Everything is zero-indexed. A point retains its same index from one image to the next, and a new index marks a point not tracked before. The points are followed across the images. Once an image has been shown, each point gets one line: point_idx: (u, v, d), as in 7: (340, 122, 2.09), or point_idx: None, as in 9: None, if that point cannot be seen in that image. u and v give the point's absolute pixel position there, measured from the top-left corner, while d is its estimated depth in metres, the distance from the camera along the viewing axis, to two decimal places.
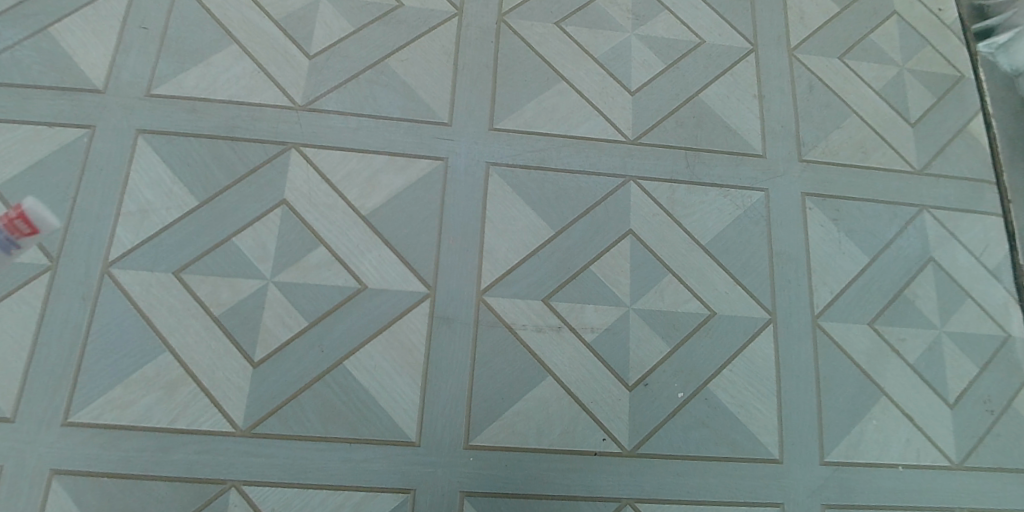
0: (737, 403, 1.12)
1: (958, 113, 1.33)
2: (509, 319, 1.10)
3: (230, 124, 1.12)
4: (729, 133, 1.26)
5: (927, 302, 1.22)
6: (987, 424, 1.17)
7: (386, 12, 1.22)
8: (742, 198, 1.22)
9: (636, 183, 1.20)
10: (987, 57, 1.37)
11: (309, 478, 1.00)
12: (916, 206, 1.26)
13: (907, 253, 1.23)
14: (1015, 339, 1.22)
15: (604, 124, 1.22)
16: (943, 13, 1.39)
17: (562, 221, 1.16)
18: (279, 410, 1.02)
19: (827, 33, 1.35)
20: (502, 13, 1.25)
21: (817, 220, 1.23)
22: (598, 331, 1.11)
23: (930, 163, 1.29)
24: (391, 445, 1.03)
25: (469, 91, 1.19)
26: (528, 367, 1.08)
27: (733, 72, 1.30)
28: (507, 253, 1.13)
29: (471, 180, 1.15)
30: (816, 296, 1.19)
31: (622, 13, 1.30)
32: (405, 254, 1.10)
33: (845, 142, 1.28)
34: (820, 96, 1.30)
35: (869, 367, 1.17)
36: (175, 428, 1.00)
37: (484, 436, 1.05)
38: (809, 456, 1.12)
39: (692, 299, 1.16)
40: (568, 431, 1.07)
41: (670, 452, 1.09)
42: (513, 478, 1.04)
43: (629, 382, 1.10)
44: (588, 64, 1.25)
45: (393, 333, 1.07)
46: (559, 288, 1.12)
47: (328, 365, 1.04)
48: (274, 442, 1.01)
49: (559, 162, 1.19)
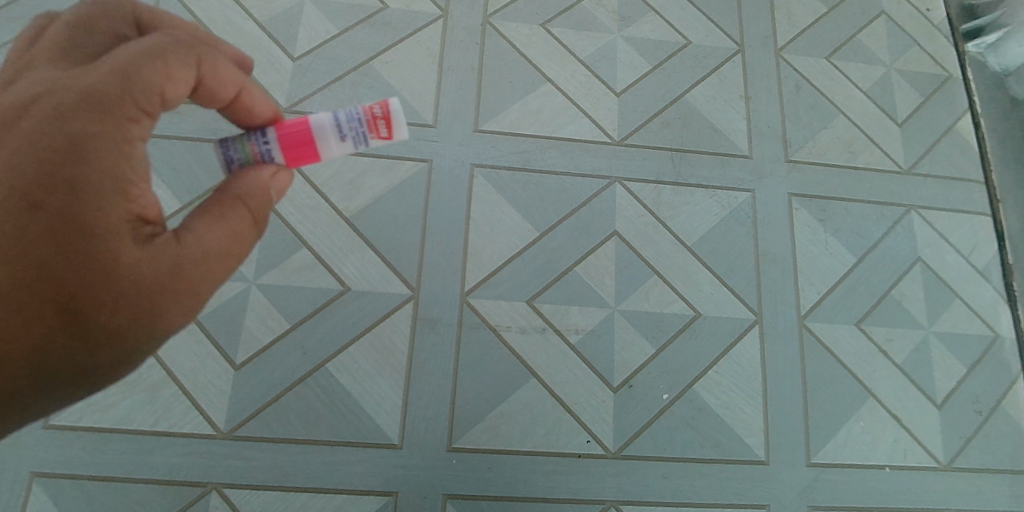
0: (722, 404, 1.12)
1: (946, 112, 1.33)
2: (493, 321, 1.09)
3: (213, 127, 1.12)
4: (715, 133, 1.25)
5: (915, 303, 1.21)
6: (977, 424, 1.17)
7: (371, 14, 1.22)
8: (728, 199, 1.22)
9: (621, 185, 1.19)
10: (976, 57, 1.37)
11: (291, 481, 1.00)
12: (903, 206, 1.26)
13: (895, 253, 1.23)
14: (1004, 339, 1.21)
15: (589, 125, 1.22)
16: (930, 13, 1.39)
17: (546, 222, 1.15)
18: (261, 413, 1.02)
19: (814, 33, 1.35)
20: (487, 14, 1.25)
21: (803, 221, 1.22)
22: (583, 333, 1.11)
23: (917, 163, 1.29)
24: (374, 448, 1.03)
25: (453, 93, 1.19)
26: (511, 369, 1.08)
27: (719, 72, 1.29)
28: (491, 254, 1.12)
29: (455, 182, 1.15)
30: (803, 296, 1.19)
31: (607, 14, 1.30)
32: (388, 256, 1.10)
33: (832, 143, 1.28)
34: (808, 96, 1.30)
35: (856, 367, 1.17)
36: (157, 430, 1.00)
37: (467, 438, 1.05)
38: (794, 457, 1.12)
39: (677, 300, 1.15)
40: (553, 433, 1.07)
41: (655, 454, 1.08)
42: (497, 480, 1.04)
43: (614, 384, 1.10)
44: (574, 65, 1.25)
45: (376, 335, 1.07)
46: (544, 290, 1.12)
47: (311, 368, 1.04)
48: (256, 445, 1.01)
49: (544, 163, 1.18)
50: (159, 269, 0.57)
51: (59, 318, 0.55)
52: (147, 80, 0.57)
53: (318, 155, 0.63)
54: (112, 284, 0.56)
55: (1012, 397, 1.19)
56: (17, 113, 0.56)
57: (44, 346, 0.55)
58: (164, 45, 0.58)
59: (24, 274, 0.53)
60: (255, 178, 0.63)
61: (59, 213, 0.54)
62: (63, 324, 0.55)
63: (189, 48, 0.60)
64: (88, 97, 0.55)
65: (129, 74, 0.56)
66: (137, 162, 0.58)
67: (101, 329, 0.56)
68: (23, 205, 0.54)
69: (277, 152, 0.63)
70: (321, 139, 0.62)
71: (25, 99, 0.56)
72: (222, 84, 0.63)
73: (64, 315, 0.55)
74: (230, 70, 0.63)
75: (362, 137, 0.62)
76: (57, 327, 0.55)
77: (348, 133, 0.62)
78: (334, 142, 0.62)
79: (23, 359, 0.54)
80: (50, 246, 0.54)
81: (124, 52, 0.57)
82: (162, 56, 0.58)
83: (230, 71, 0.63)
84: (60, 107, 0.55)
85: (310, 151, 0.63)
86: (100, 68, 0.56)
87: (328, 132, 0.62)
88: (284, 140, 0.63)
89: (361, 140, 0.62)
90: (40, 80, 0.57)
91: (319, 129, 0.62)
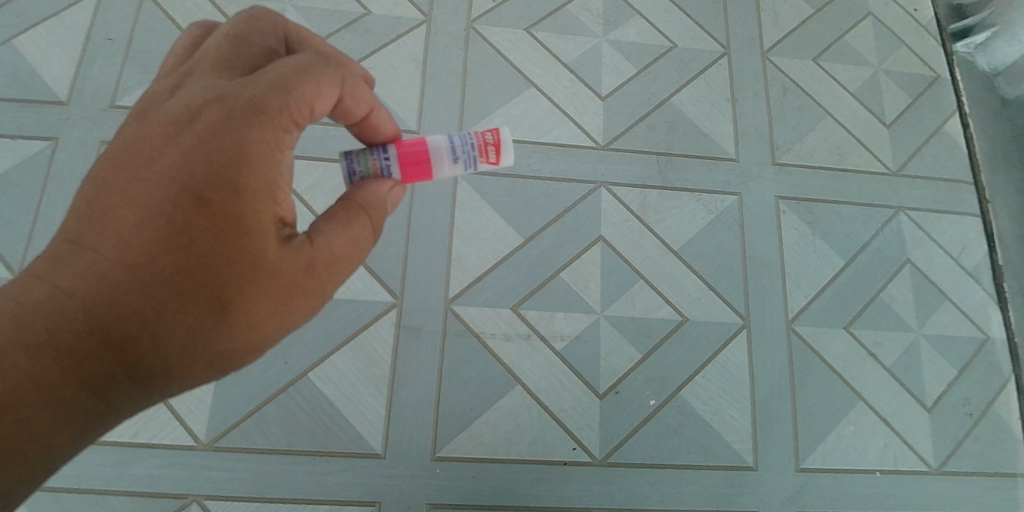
0: (710, 410, 1.11)
1: (934, 113, 1.32)
2: (477, 328, 1.09)
3: None
4: (701, 136, 1.25)
5: (905, 305, 1.20)
6: (968, 427, 1.16)
7: (354, 20, 1.22)
8: (714, 203, 1.21)
9: (607, 189, 1.19)
10: (964, 57, 1.36)
11: (273, 492, 0.99)
12: (892, 208, 1.25)
13: (883, 255, 1.22)
14: (994, 341, 1.21)
15: (574, 129, 1.21)
16: (918, 13, 1.39)
17: (531, 228, 1.15)
18: (242, 423, 1.01)
19: (801, 35, 1.34)
20: (471, 19, 1.25)
21: (790, 223, 1.22)
22: (568, 339, 1.10)
23: (905, 165, 1.28)
24: (357, 458, 1.02)
25: (437, 98, 1.19)
26: (496, 376, 1.07)
27: (705, 75, 1.29)
28: (476, 261, 1.12)
29: (439, 188, 1.14)
30: (790, 300, 1.18)
31: (592, 18, 1.29)
32: (372, 264, 1.10)
33: (820, 145, 1.27)
34: (794, 99, 1.30)
35: (845, 371, 1.16)
36: (137, 442, 0.99)
37: (451, 447, 1.04)
38: (783, 463, 1.11)
39: (664, 305, 1.15)
40: (539, 441, 1.06)
41: (641, 461, 1.07)
42: (482, 488, 1.03)
43: (600, 390, 1.09)
44: (559, 69, 1.24)
45: (359, 344, 1.06)
46: (529, 296, 1.11)
47: (293, 377, 1.03)
48: (237, 456, 1.00)
49: (528, 169, 1.18)
50: (295, 269, 0.59)
51: (208, 306, 0.56)
52: (301, 95, 0.60)
53: (431, 175, 0.67)
54: (257, 279, 0.57)
55: (1003, 399, 1.18)
56: (187, 113, 0.58)
57: (190, 332, 0.56)
58: (318, 62, 0.61)
59: (188, 264, 0.56)
60: (376, 190, 0.64)
61: (221, 209, 0.56)
62: (209, 315, 0.56)
63: (336, 69, 0.62)
64: (251, 102, 0.58)
65: (289, 86, 0.59)
66: (286, 169, 0.60)
67: (241, 320, 0.57)
68: (190, 198, 0.56)
69: (395, 168, 0.66)
70: (437, 160, 0.66)
71: (194, 100, 0.59)
72: (356, 103, 0.65)
73: (213, 303, 0.56)
74: (366, 90, 0.66)
75: (473, 160, 0.67)
76: (203, 314, 0.56)
77: (460, 156, 0.66)
78: (448, 164, 0.66)
79: (172, 341, 0.55)
80: (209, 239, 0.56)
81: (288, 65, 0.60)
82: (318, 72, 0.60)
83: (365, 91, 0.66)
84: (229, 112, 0.58)
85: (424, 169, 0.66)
86: (264, 78, 0.59)
87: (444, 154, 0.66)
88: (403, 158, 0.66)
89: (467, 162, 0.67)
90: (206, 85, 0.60)
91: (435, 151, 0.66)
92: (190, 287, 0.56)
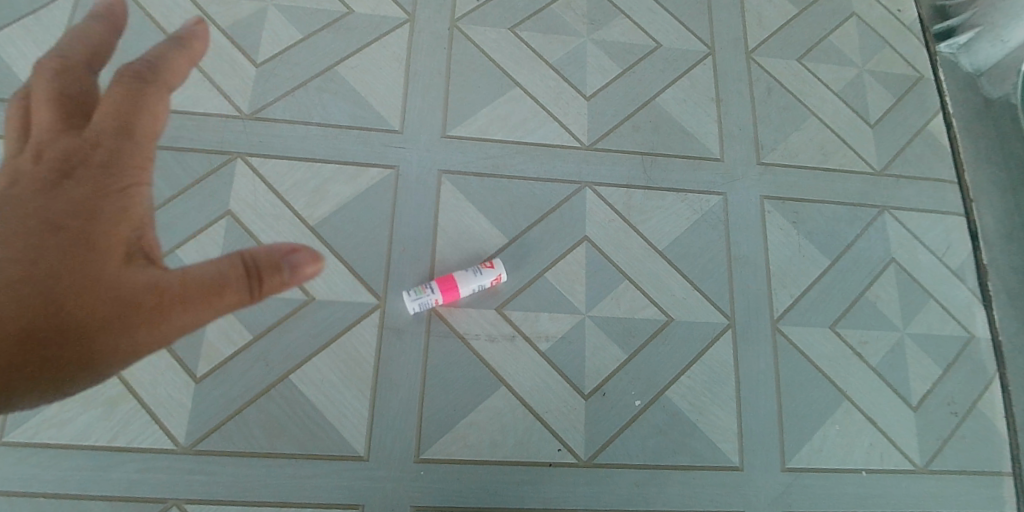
0: (695, 410, 1.11)
1: (917, 114, 1.32)
2: (461, 329, 1.08)
3: (173, 134, 1.11)
4: (685, 136, 1.25)
5: (890, 304, 1.20)
6: (953, 426, 1.16)
7: (336, 20, 1.21)
8: (699, 202, 1.21)
9: (591, 189, 1.18)
10: (948, 57, 1.37)
11: (254, 495, 0.98)
12: (876, 207, 1.25)
13: (868, 254, 1.22)
14: (979, 340, 1.21)
15: (559, 129, 1.21)
16: (901, 14, 1.40)
17: (516, 228, 1.14)
18: (222, 427, 1.00)
19: (785, 35, 1.35)
20: (454, 19, 1.25)
21: (775, 223, 1.22)
22: (553, 339, 1.10)
23: (889, 164, 1.28)
24: (339, 460, 1.01)
25: (420, 99, 1.19)
26: (479, 378, 1.06)
27: (689, 75, 1.29)
28: (459, 261, 1.11)
29: (422, 188, 1.14)
30: (775, 299, 1.18)
31: (576, 18, 1.29)
32: (354, 264, 1.09)
33: (804, 145, 1.27)
34: (779, 98, 1.30)
35: (830, 370, 1.16)
36: (115, 446, 0.98)
37: (435, 449, 1.03)
38: (769, 463, 1.10)
39: (649, 306, 1.14)
40: (523, 442, 1.05)
41: (627, 462, 1.07)
42: (466, 491, 1.03)
43: (584, 391, 1.08)
44: (543, 69, 1.24)
45: (341, 346, 1.05)
46: (513, 296, 1.11)
47: (274, 379, 1.02)
48: (218, 459, 0.99)
49: (513, 169, 1.17)
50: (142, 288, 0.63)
51: (48, 309, 0.61)
52: (144, 135, 0.68)
53: (459, 290, 1.06)
54: (103, 296, 0.62)
55: (988, 398, 1.18)
56: (42, 156, 0.65)
57: (33, 348, 0.59)
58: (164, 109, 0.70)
59: (37, 284, 0.61)
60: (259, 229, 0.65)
61: (69, 232, 0.63)
62: (53, 331, 0.60)
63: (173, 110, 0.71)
64: (105, 146, 0.66)
65: (125, 114, 0.67)
66: (138, 202, 0.67)
67: (86, 335, 0.61)
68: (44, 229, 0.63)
69: (437, 291, 1.06)
70: (461, 279, 1.06)
71: (52, 145, 0.66)
72: None
73: (56, 320, 0.61)
74: None
75: (480, 272, 1.07)
76: (46, 331, 0.60)
77: (472, 271, 1.08)
78: (467, 279, 1.07)
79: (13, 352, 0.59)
80: (61, 263, 0.62)
81: (115, 91, 0.67)
82: (149, 96, 0.69)
83: None
84: (82, 155, 0.66)
85: (457, 291, 1.06)
86: (104, 109, 0.67)
87: (463, 275, 1.07)
88: (440, 285, 1.06)
89: (486, 274, 1.07)
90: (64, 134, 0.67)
91: (461, 274, 1.07)
92: (35, 301, 0.60)
